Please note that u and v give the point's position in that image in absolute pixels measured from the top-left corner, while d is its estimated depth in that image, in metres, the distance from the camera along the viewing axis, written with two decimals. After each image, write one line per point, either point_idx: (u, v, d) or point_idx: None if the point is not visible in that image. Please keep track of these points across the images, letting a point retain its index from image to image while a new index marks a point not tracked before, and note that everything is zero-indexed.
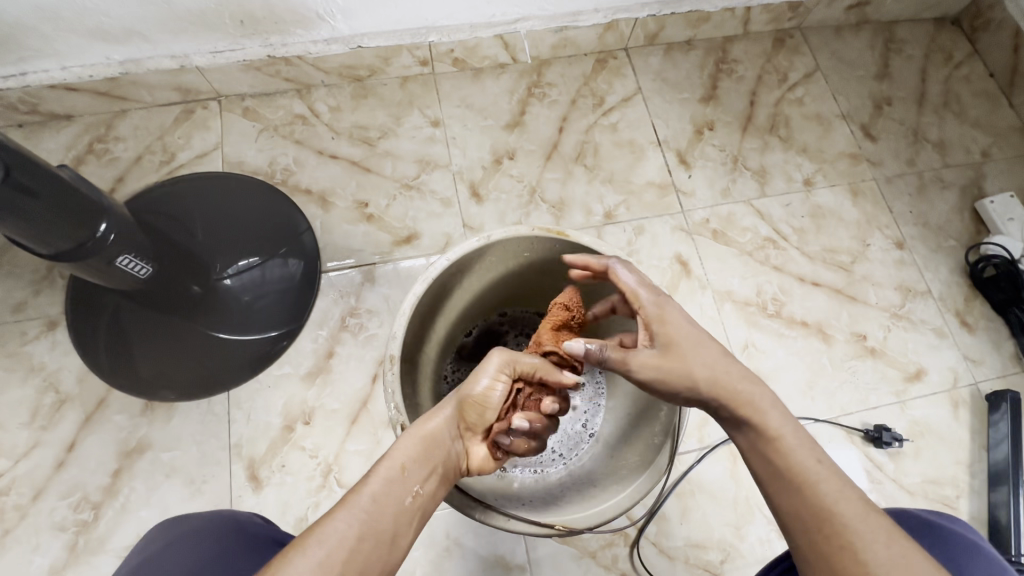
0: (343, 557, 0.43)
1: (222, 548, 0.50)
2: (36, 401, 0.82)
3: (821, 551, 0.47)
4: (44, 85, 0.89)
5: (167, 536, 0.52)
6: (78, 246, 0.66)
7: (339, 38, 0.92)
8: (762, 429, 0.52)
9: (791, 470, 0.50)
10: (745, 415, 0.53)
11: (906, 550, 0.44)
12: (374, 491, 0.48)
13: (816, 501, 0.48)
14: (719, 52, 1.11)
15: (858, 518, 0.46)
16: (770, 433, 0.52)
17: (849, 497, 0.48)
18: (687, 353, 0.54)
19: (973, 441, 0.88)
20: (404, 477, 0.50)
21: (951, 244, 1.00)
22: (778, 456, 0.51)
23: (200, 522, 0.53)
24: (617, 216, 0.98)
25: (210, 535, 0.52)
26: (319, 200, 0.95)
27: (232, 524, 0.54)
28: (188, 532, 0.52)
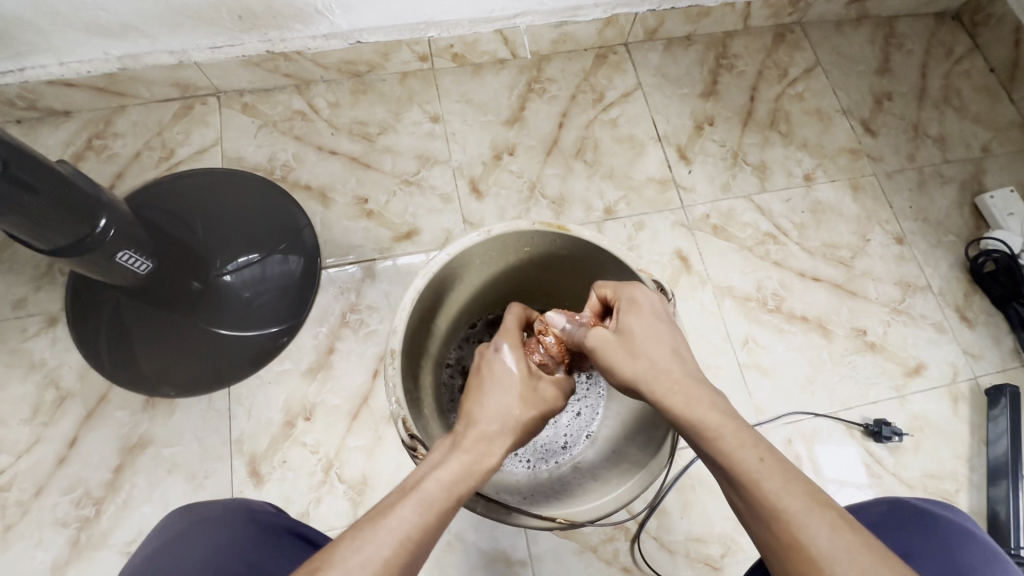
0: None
1: (235, 537, 0.50)
2: (37, 397, 0.82)
3: (781, 560, 0.40)
4: (42, 81, 0.88)
5: (180, 523, 0.52)
6: (77, 241, 0.66)
7: (338, 33, 0.92)
8: (691, 424, 0.46)
9: (729, 468, 0.43)
10: (676, 410, 0.48)
11: (854, 546, 0.38)
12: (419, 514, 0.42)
13: (766, 500, 0.41)
14: (720, 47, 1.11)
15: (806, 514, 0.40)
16: (704, 428, 0.46)
17: (797, 491, 0.41)
18: (636, 346, 0.52)
19: (972, 436, 0.88)
20: (449, 499, 0.44)
21: (951, 239, 1.00)
22: (714, 453, 0.44)
23: (211, 511, 0.53)
24: (617, 212, 0.98)
25: (221, 522, 0.51)
26: (319, 196, 0.95)
27: (244, 512, 0.53)
28: (204, 519, 0.51)
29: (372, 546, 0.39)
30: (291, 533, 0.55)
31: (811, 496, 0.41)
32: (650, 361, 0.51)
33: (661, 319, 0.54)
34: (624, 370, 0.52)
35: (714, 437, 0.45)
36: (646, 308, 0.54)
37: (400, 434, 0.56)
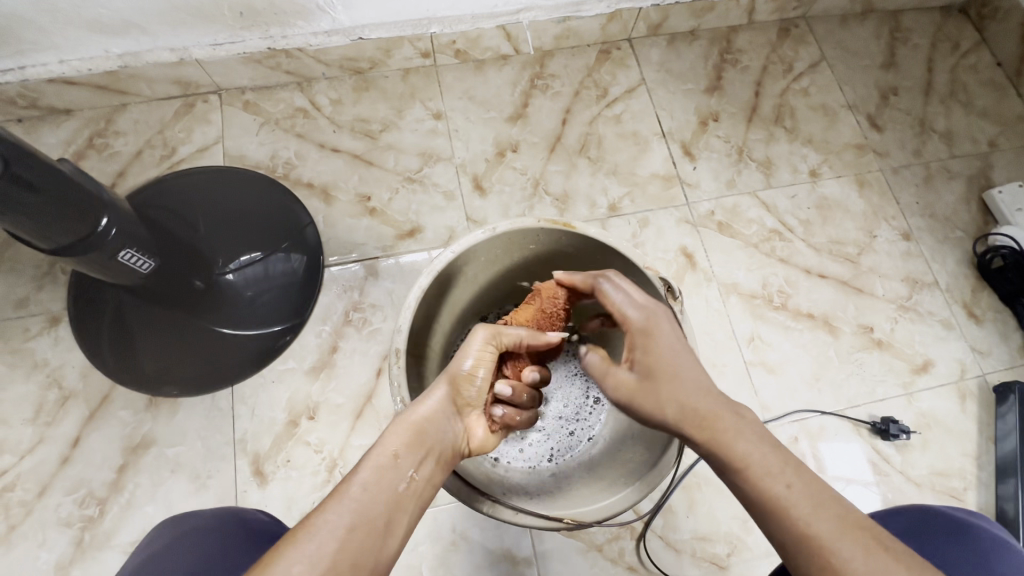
0: (334, 549, 0.40)
1: (226, 544, 0.50)
2: (40, 397, 0.81)
3: None
4: (43, 79, 0.88)
5: (170, 533, 0.52)
6: (79, 240, 0.66)
7: (340, 30, 0.91)
8: (725, 454, 0.47)
9: (764, 496, 0.44)
10: (707, 441, 0.48)
11: (886, 566, 0.39)
12: (363, 479, 0.46)
13: (800, 528, 0.42)
14: (724, 42, 1.10)
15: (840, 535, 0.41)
16: (736, 457, 0.46)
17: (828, 513, 0.42)
18: (664, 386, 0.51)
19: (980, 433, 0.88)
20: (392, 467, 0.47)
21: (959, 235, 0.99)
22: (750, 482, 0.45)
23: (204, 518, 0.53)
24: (621, 209, 0.97)
25: (212, 532, 0.51)
26: (321, 194, 0.94)
27: (234, 521, 0.53)
28: (193, 527, 0.52)
29: (321, 515, 0.42)
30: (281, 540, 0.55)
31: (842, 516, 0.42)
32: (679, 402, 0.50)
33: (679, 349, 0.53)
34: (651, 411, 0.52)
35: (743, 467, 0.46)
36: (662, 336, 0.53)
37: None
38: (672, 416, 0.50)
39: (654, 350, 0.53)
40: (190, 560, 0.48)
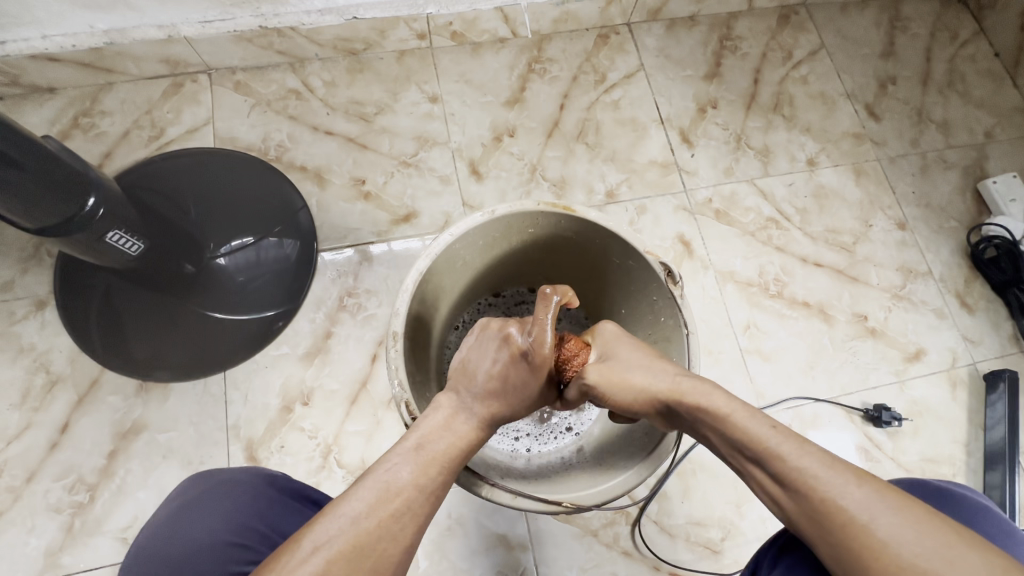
0: (412, 534, 0.42)
1: (257, 497, 0.52)
2: (27, 382, 0.80)
3: (824, 525, 0.42)
4: (25, 55, 0.85)
5: (206, 481, 0.54)
6: (65, 220, 0.64)
7: (333, 9, 0.89)
8: (712, 412, 0.50)
9: (758, 447, 0.47)
10: (689, 404, 0.51)
11: (877, 490, 0.42)
12: (431, 453, 0.47)
13: (798, 475, 0.44)
14: (724, 28, 1.08)
15: (830, 474, 0.44)
16: (720, 413, 0.50)
17: (813, 454, 0.45)
18: (628, 362, 0.56)
19: (970, 421, 0.89)
20: (457, 458, 0.48)
21: (953, 225, 1.00)
22: (743, 437, 0.48)
23: (233, 473, 0.54)
24: (619, 195, 0.96)
25: (240, 484, 0.53)
26: (315, 177, 0.93)
27: (262, 476, 0.55)
28: (221, 481, 0.53)
29: (385, 502, 0.42)
30: (309, 498, 0.57)
31: (827, 458, 0.45)
32: (643, 370, 0.54)
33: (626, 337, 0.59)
34: (641, 390, 0.54)
35: (727, 420, 0.49)
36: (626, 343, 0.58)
37: (404, 420, 0.55)
38: (659, 402, 0.53)
39: (639, 352, 0.56)
40: (221, 514, 0.50)
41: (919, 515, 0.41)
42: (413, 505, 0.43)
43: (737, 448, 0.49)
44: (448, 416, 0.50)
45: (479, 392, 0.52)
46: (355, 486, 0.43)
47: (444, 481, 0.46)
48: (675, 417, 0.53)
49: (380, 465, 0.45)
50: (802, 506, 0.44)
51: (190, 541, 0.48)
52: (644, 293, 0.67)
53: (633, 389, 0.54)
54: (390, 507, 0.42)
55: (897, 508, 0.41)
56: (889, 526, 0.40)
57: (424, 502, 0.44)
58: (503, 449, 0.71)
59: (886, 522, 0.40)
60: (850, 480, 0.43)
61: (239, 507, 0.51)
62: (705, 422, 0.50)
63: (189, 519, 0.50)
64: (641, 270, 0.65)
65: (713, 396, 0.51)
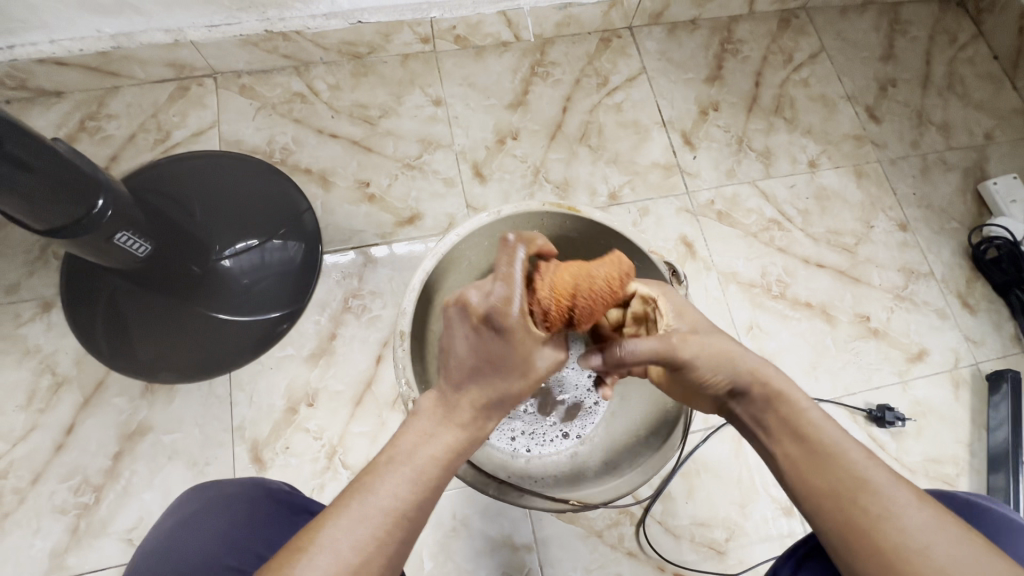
0: (384, 564, 0.41)
1: (253, 515, 0.52)
2: (33, 383, 0.80)
3: (872, 534, 0.43)
4: (32, 59, 0.86)
5: (205, 495, 0.54)
6: (74, 222, 0.64)
7: (338, 13, 0.90)
8: (792, 402, 0.51)
9: (823, 446, 0.48)
10: (773, 389, 0.52)
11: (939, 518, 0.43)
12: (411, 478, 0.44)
13: (858, 479, 0.45)
14: (724, 32, 1.09)
15: (894, 488, 0.45)
16: (799, 407, 0.51)
17: (882, 469, 0.46)
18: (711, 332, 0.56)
19: (973, 421, 0.89)
20: (437, 470, 0.46)
21: (954, 226, 1.00)
22: (810, 433, 0.49)
23: (232, 486, 0.54)
24: (621, 197, 0.97)
25: (239, 498, 0.53)
26: (320, 180, 0.93)
27: (260, 488, 0.55)
28: (219, 496, 0.53)
29: (354, 534, 0.41)
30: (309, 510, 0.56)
31: (897, 476, 0.46)
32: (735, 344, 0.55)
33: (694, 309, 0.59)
34: (732, 359, 0.53)
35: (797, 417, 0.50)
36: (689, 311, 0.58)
37: None
38: (733, 390, 0.53)
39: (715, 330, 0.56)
40: (215, 534, 0.50)
41: (980, 549, 0.41)
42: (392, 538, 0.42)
43: (794, 442, 0.50)
44: (430, 421, 0.48)
45: (460, 389, 0.48)
46: (335, 515, 0.42)
47: (426, 506, 0.45)
48: (741, 403, 0.54)
49: (360, 491, 0.43)
50: (844, 508, 0.45)
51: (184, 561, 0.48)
52: None
53: (721, 359, 0.53)
54: (368, 544, 0.41)
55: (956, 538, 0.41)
56: (943, 553, 0.40)
57: (403, 535, 0.43)
58: (503, 448, 0.69)
59: (940, 548, 0.41)
60: (912, 500, 0.44)
61: (234, 525, 0.51)
62: (778, 412, 0.51)
63: (184, 536, 0.50)
64: (645, 270, 0.65)
65: (796, 390, 0.52)
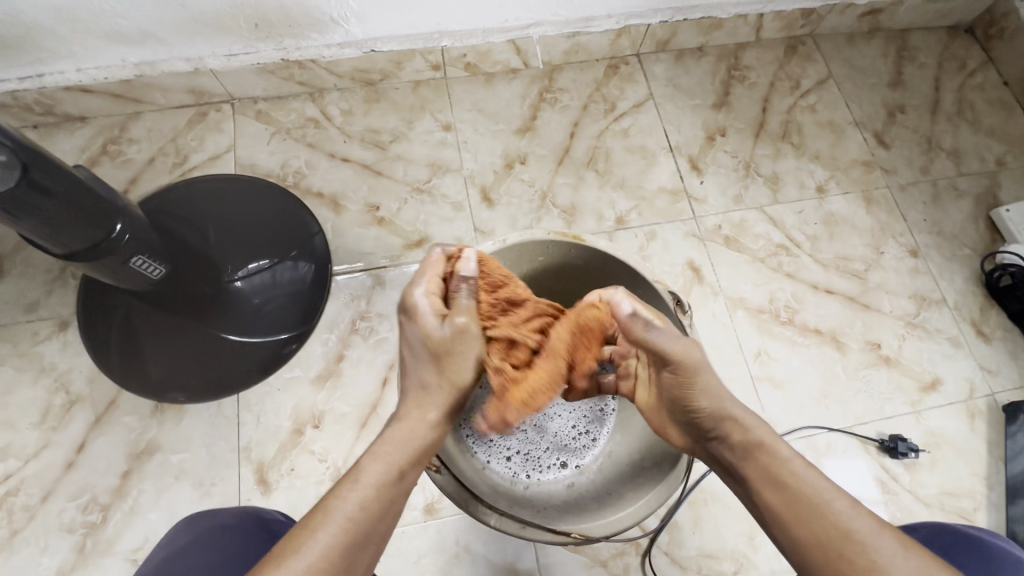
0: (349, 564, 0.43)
1: (246, 546, 0.53)
2: (47, 402, 0.82)
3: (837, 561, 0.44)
4: (59, 87, 0.89)
5: (197, 525, 0.54)
6: (93, 245, 0.66)
7: (353, 42, 0.92)
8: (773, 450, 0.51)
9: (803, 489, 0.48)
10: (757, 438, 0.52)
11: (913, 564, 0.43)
12: (362, 496, 0.46)
13: (841, 528, 0.45)
14: (732, 58, 1.11)
15: (878, 536, 0.44)
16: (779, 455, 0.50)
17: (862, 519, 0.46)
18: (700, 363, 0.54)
19: (990, 453, 0.87)
20: (390, 475, 0.48)
21: (966, 252, 0.99)
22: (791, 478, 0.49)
23: (224, 517, 0.54)
24: (628, 222, 0.97)
25: (231, 531, 0.54)
26: (331, 204, 0.95)
27: (254, 518, 0.55)
28: (213, 527, 0.53)
29: (316, 533, 0.43)
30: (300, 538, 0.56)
31: (877, 522, 0.45)
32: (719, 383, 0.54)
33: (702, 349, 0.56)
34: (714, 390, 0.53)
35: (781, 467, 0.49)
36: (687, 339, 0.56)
37: None
38: (707, 428, 0.53)
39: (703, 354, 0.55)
40: (208, 567, 0.51)
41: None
42: (348, 556, 0.43)
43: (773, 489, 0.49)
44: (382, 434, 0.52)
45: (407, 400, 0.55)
46: (290, 544, 0.42)
47: (381, 521, 0.46)
48: (720, 441, 0.52)
49: (315, 516, 0.44)
50: (835, 555, 0.44)
51: None
52: None
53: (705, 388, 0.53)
54: (324, 565, 0.41)
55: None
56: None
57: (363, 553, 0.44)
58: (502, 473, 0.68)
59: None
60: (896, 547, 0.43)
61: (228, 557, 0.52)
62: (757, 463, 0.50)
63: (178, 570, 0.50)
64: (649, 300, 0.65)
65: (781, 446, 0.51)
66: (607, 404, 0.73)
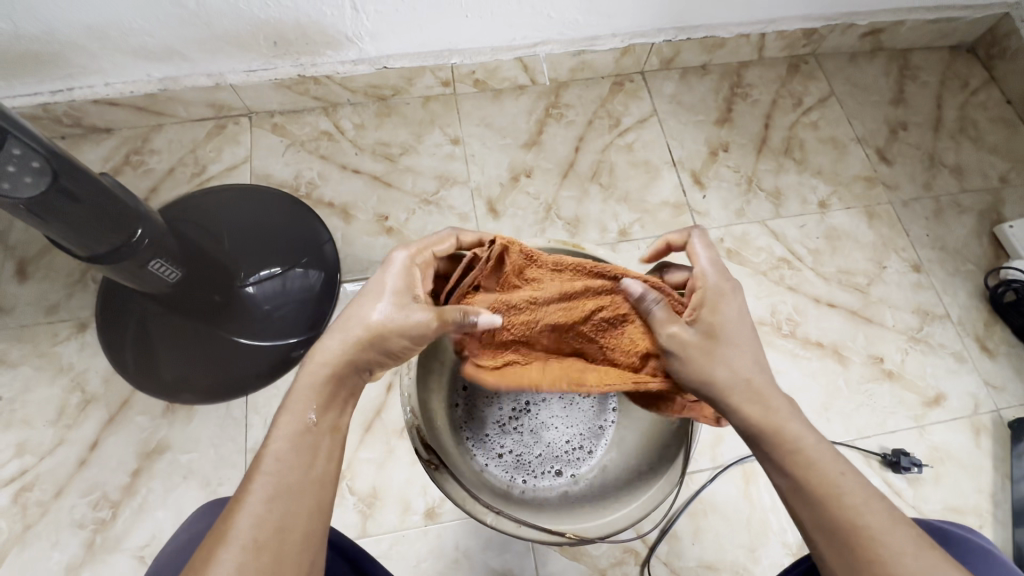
0: (298, 510, 0.45)
1: None
2: (63, 400, 0.84)
3: (844, 548, 0.45)
4: (88, 100, 0.94)
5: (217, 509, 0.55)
6: (114, 249, 0.69)
7: (366, 59, 0.96)
8: (783, 435, 0.50)
9: (816, 480, 0.47)
10: (764, 419, 0.50)
11: (932, 558, 0.43)
12: (277, 452, 0.47)
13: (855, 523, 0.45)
14: (734, 76, 1.13)
15: (889, 529, 0.44)
16: (792, 441, 0.49)
17: (877, 506, 0.46)
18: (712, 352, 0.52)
19: (996, 470, 0.86)
20: (304, 426, 0.49)
21: (970, 268, 1.00)
22: (802, 468, 0.48)
23: None
24: (631, 234, 0.99)
25: None
26: (341, 213, 0.98)
27: None
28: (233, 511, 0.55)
29: (245, 499, 0.44)
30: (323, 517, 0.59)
31: (891, 514, 0.45)
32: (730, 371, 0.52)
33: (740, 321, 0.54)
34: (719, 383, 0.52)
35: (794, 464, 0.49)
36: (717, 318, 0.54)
37: (415, 445, 0.60)
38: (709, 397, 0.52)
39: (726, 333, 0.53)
40: None
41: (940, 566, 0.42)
42: (284, 508, 0.45)
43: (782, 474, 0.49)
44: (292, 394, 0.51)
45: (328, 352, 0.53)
46: (221, 524, 0.43)
47: (307, 467, 0.47)
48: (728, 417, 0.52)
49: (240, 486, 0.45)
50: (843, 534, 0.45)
51: None
52: None
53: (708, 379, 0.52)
54: (261, 521, 0.43)
55: (932, 563, 0.43)
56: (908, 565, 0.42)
57: (299, 497, 0.45)
58: (499, 476, 0.69)
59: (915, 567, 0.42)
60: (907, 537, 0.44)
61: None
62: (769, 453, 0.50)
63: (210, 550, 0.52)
64: None
65: (788, 423, 0.50)
66: (607, 418, 0.73)
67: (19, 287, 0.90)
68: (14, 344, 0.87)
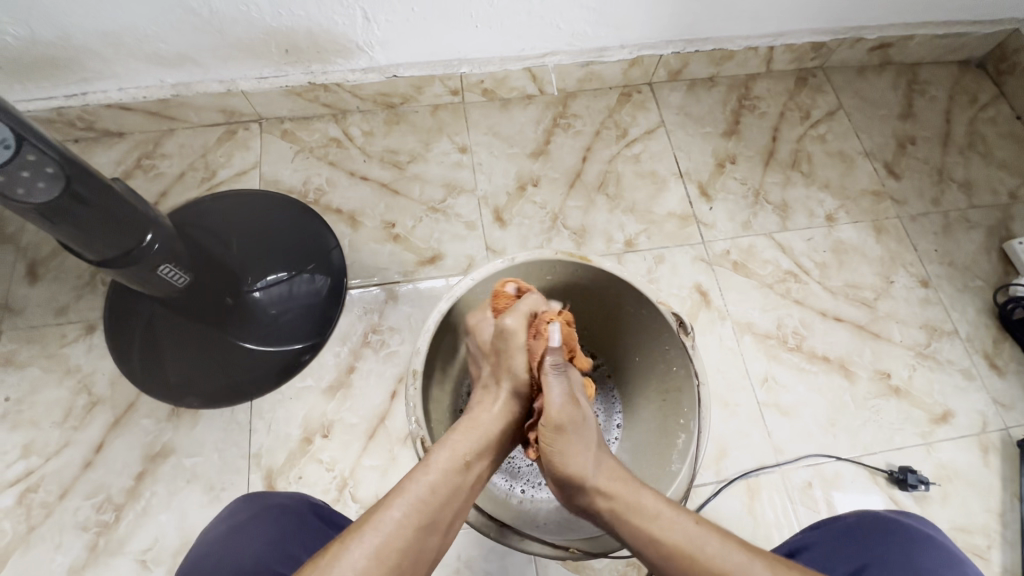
0: (432, 550, 0.47)
1: (300, 527, 0.59)
2: (70, 401, 0.85)
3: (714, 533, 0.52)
4: (101, 104, 0.95)
5: (254, 505, 0.60)
6: (123, 253, 0.70)
7: (376, 68, 0.97)
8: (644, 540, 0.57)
9: None
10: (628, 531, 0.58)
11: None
12: (429, 482, 0.49)
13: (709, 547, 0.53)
14: (742, 88, 1.13)
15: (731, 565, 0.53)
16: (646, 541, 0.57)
17: None
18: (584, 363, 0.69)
19: (1004, 490, 0.85)
20: (457, 471, 0.52)
21: (978, 284, 0.99)
22: None
23: (280, 499, 0.61)
24: (637, 244, 0.99)
25: (289, 510, 0.60)
26: (348, 220, 0.99)
27: (307, 504, 0.62)
28: (268, 507, 0.59)
29: (391, 512, 0.46)
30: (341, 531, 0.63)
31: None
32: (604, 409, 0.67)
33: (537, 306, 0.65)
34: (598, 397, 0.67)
35: None
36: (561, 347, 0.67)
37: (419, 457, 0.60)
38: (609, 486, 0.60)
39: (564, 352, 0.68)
40: (267, 536, 0.56)
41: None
42: (421, 539, 0.46)
43: None
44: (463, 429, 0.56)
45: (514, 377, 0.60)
46: (366, 524, 0.45)
47: (448, 508, 0.50)
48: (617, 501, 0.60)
49: (388, 496, 0.47)
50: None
51: (238, 552, 0.54)
52: (655, 346, 0.70)
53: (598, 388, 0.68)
54: (399, 542, 0.45)
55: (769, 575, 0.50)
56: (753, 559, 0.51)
57: (430, 533, 0.47)
58: (499, 485, 0.71)
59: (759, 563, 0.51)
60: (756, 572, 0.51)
61: (288, 533, 0.57)
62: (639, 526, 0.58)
63: (238, 536, 0.55)
64: (654, 319, 0.68)
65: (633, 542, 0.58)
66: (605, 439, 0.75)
67: (29, 288, 0.91)
68: (22, 346, 0.87)
